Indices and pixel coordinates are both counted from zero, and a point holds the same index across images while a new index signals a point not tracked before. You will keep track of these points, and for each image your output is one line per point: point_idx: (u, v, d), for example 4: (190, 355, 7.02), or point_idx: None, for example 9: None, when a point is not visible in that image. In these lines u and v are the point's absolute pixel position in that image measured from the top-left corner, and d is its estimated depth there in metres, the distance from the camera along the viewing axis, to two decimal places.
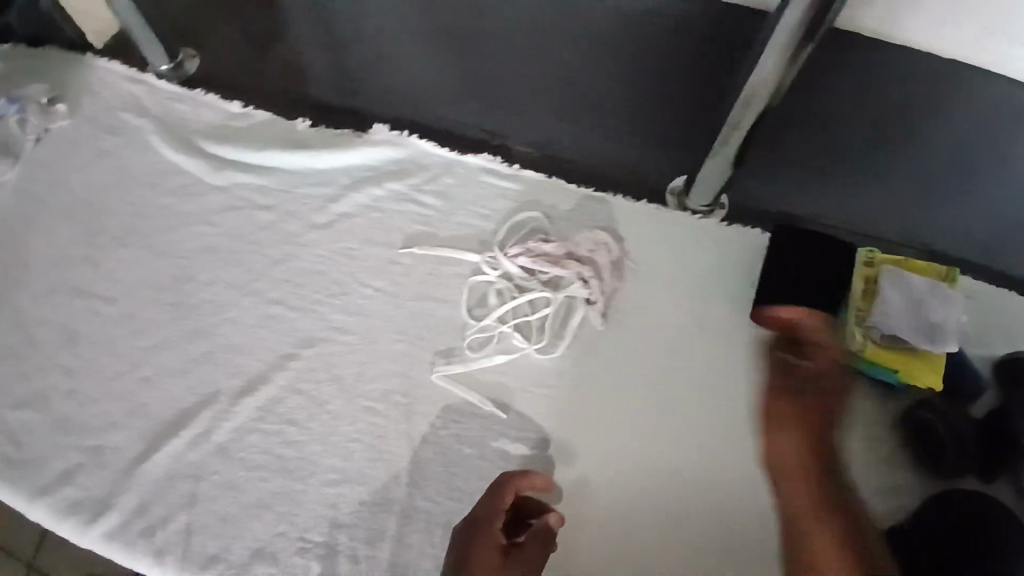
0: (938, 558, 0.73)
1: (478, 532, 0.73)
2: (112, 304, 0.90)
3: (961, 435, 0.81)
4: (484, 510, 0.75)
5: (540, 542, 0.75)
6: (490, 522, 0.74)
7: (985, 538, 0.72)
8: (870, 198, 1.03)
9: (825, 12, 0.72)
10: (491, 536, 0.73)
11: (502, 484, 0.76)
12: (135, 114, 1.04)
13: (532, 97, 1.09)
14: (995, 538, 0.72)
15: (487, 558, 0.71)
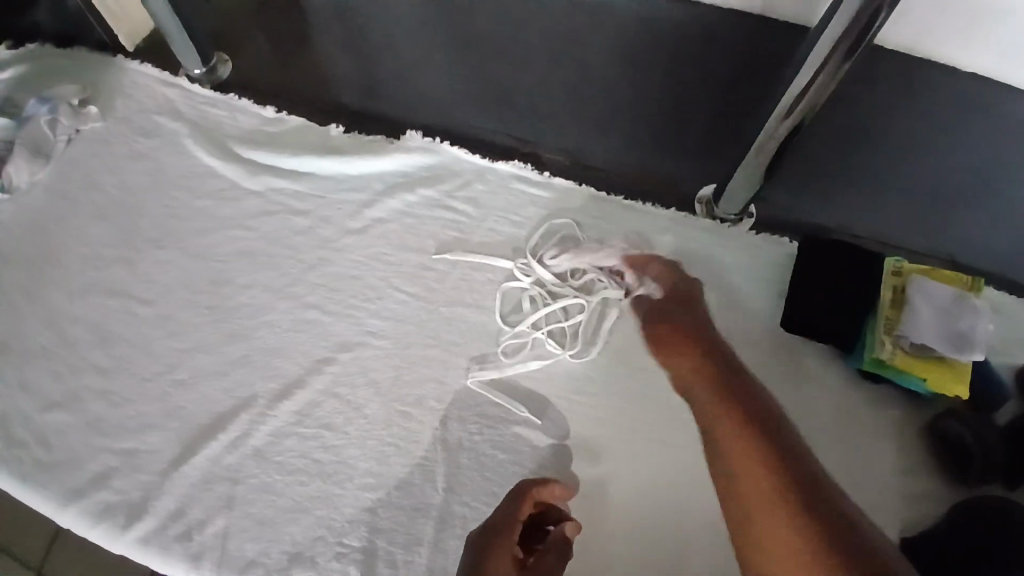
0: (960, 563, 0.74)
1: (495, 540, 0.73)
2: (147, 305, 0.93)
3: (983, 443, 0.82)
4: (503, 519, 0.75)
5: (558, 552, 0.75)
6: (508, 531, 0.74)
7: (1008, 546, 0.72)
8: (900, 208, 1.03)
9: (869, 29, 0.71)
10: (508, 546, 0.73)
11: (524, 492, 0.76)
12: (169, 118, 1.06)
13: (564, 102, 1.09)
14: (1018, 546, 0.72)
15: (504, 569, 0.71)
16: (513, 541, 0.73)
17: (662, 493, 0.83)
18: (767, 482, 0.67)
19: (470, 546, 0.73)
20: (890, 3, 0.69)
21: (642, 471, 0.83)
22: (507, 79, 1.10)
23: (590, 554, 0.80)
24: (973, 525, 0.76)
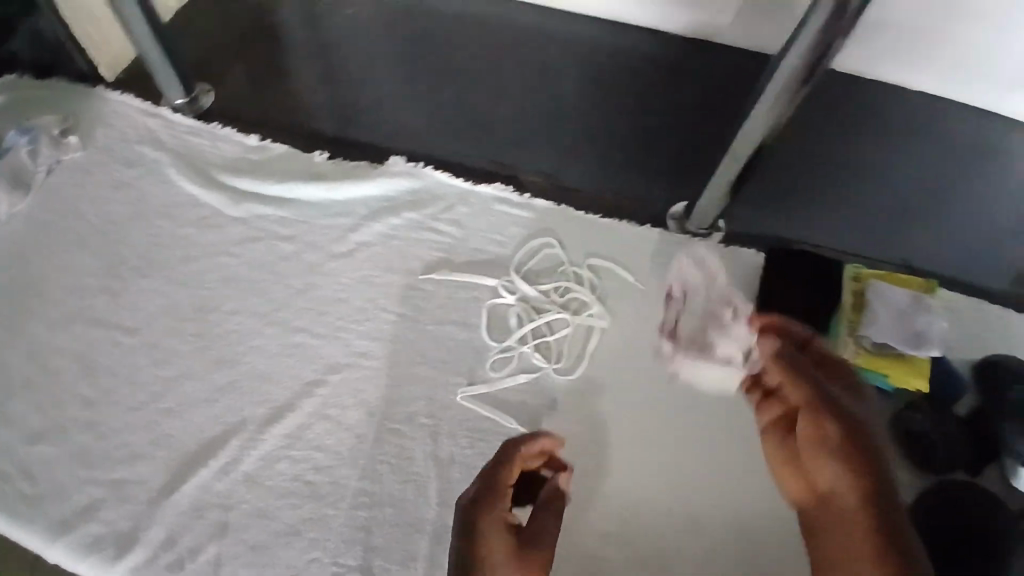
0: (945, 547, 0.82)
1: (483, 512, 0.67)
2: (132, 334, 0.93)
3: (951, 436, 0.89)
4: (486, 489, 0.69)
5: (552, 512, 0.70)
6: (494, 500, 0.68)
7: (992, 533, 0.81)
8: (858, 219, 1.10)
9: (826, 54, 0.78)
10: (497, 514, 0.67)
11: (508, 453, 0.72)
12: (151, 147, 1.08)
13: (540, 129, 1.15)
14: (1000, 534, 0.81)
15: (500, 540, 0.66)
16: (501, 508, 0.68)
17: (647, 492, 0.87)
18: (870, 531, 0.67)
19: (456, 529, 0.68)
20: (842, 31, 0.75)
21: (627, 471, 0.88)
22: (485, 109, 1.17)
23: (584, 558, 0.83)
24: (953, 514, 0.83)
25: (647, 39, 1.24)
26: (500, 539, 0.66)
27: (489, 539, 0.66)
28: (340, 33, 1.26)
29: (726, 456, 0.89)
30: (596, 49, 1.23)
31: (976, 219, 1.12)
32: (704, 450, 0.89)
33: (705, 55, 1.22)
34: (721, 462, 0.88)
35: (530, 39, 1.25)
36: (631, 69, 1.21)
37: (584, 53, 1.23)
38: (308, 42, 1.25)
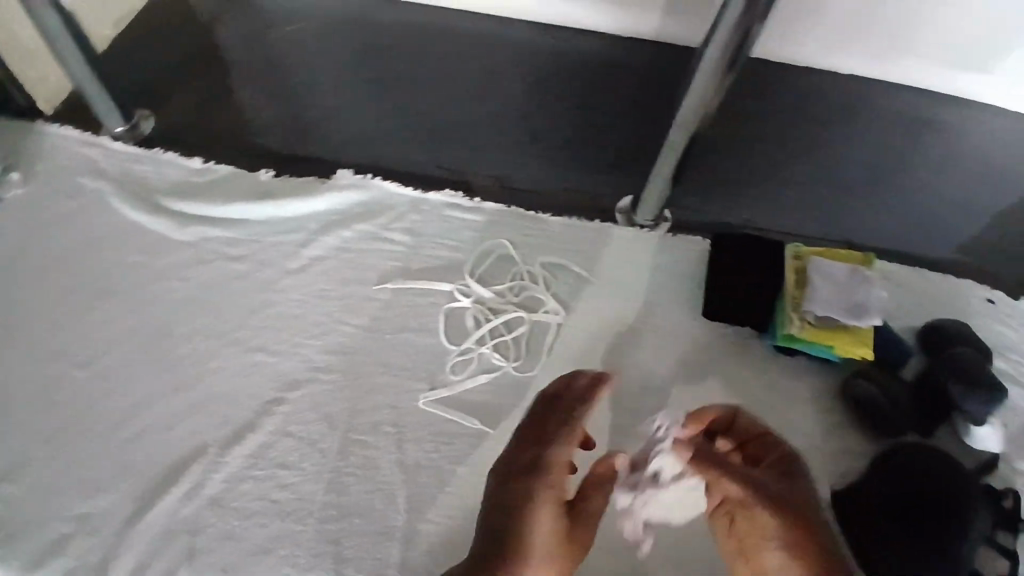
0: (915, 503, 0.84)
1: (536, 483, 0.70)
2: (86, 366, 0.91)
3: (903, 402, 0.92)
4: (542, 459, 0.71)
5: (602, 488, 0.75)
6: (551, 472, 0.71)
7: (956, 484, 0.84)
8: (792, 202, 1.17)
9: (746, 40, 0.81)
10: (553, 486, 0.70)
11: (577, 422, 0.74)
12: (94, 178, 1.06)
13: (487, 133, 1.17)
14: (964, 484, 0.85)
15: (556, 515, 0.70)
16: (557, 483, 0.71)
17: None
18: None
19: (507, 494, 0.70)
20: (759, 16, 0.78)
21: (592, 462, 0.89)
22: (431, 117, 1.18)
23: None
24: (907, 478, 0.85)
25: (583, 42, 1.29)
26: (549, 512, 0.69)
27: (540, 513, 0.69)
28: (283, 52, 1.26)
29: None
30: (537, 53, 1.27)
31: (895, 197, 1.21)
32: None
33: (641, 54, 1.28)
34: None
35: (472, 47, 1.28)
36: (570, 72, 1.25)
37: (525, 57, 1.27)
38: (250, 62, 1.25)
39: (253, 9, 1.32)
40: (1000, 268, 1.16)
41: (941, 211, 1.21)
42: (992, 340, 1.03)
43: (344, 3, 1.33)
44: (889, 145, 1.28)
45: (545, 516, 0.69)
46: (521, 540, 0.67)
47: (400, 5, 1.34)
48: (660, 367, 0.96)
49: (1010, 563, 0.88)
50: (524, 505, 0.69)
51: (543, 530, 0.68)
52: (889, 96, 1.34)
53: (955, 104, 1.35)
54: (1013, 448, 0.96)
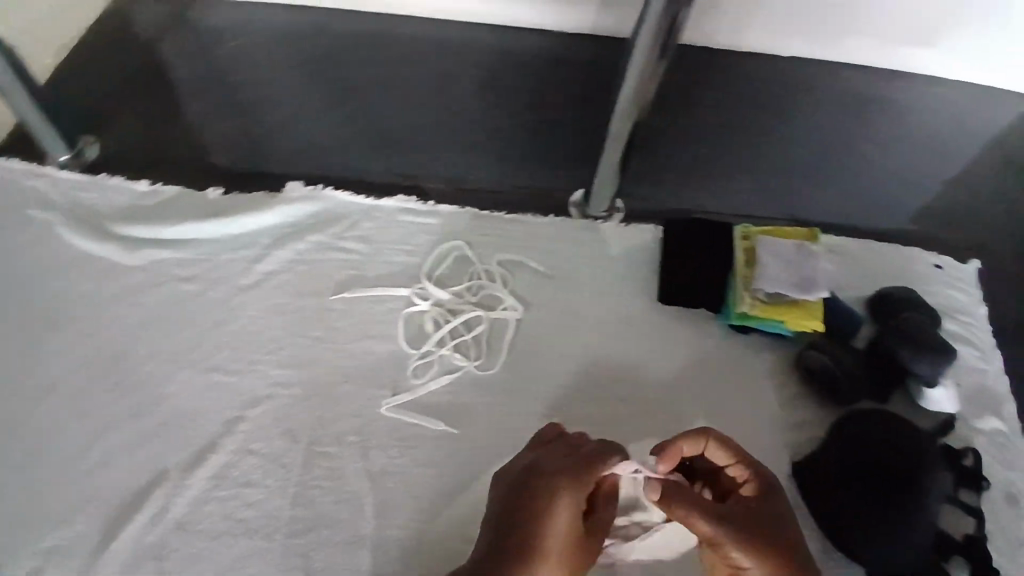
0: (867, 468, 0.86)
1: (562, 497, 0.71)
2: (43, 398, 0.89)
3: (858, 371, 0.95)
4: (574, 476, 0.72)
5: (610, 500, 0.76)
6: (580, 488, 0.72)
7: (904, 446, 0.87)
8: (741, 185, 1.20)
9: (676, 26, 0.83)
10: (577, 500, 0.71)
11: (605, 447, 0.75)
12: (40, 209, 1.03)
13: (437, 137, 1.18)
14: (912, 445, 0.87)
15: (572, 524, 0.71)
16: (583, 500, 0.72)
17: None
18: None
19: (519, 501, 0.72)
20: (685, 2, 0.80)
21: None
22: (381, 125, 1.18)
23: None
24: (869, 447, 0.87)
25: (527, 43, 1.31)
26: (568, 523, 0.71)
27: (560, 524, 0.70)
28: (228, 68, 1.25)
29: (649, 423, 0.92)
30: (483, 57, 1.29)
31: (840, 173, 1.25)
32: (636, 425, 0.92)
33: (584, 52, 1.31)
34: (645, 428, 0.92)
35: (418, 54, 1.29)
36: (516, 73, 1.27)
37: (471, 61, 1.28)
38: (195, 80, 1.23)
39: (195, 27, 1.31)
40: (942, 235, 1.20)
41: (885, 183, 1.25)
42: (939, 304, 1.07)
43: (287, 16, 1.33)
44: (833, 122, 1.31)
45: (564, 525, 0.70)
46: (530, 542, 0.69)
47: (345, 15, 1.34)
48: (620, 355, 0.97)
49: (974, 520, 0.90)
50: (544, 512, 0.70)
51: (558, 539, 0.70)
52: (828, 74, 1.37)
53: (892, 77, 1.39)
54: (968, 408, 0.99)
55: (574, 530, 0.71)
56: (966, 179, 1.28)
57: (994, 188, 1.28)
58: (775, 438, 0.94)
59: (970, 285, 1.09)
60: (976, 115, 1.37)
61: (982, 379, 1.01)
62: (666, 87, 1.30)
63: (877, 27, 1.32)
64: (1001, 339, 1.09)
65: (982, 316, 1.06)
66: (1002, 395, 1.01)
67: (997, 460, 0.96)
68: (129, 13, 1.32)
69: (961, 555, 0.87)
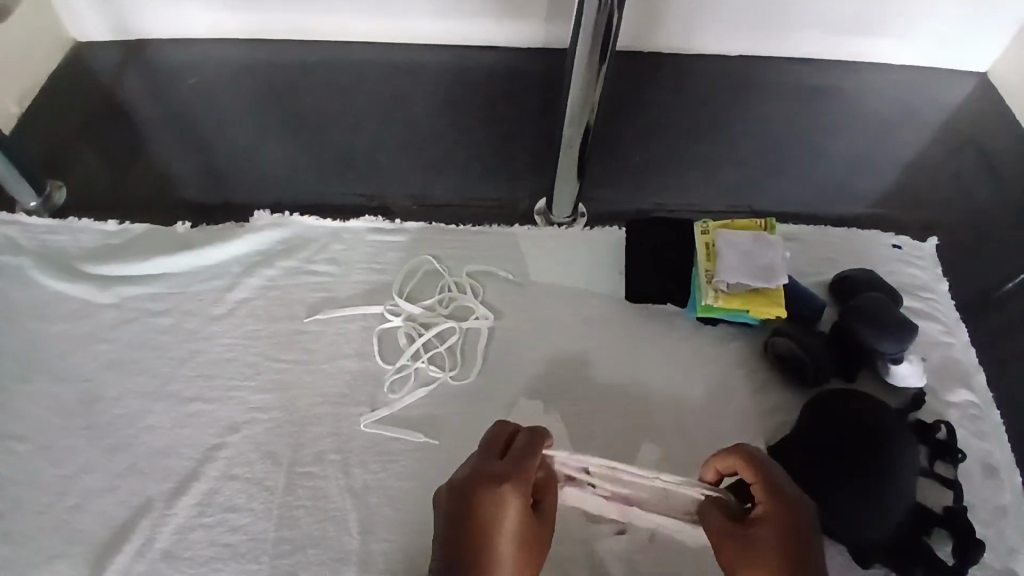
0: (836, 444, 0.86)
1: (507, 493, 0.70)
2: (23, 441, 0.90)
3: (823, 352, 0.95)
4: (510, 467, 0.73)
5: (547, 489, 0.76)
6: (520, 477, 0.72)
7: (870, 419, 0.87)
8: (699, 181, 1.24)
9: (610, 30, 0.87)
10: (522, 491, 0.71)
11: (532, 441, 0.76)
12: (10, 254, 1.04)
13: (400, 157, 1.21)
14: (877, 417, 0.87)
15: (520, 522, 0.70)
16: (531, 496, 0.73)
17: None
18: None
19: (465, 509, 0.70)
20: (616, 6, 0.85)
21: None
22: (345, 149, 1.21)
23: None
24: (843, 424, 0.87)
25: (482, 61, 1.36)
26: (519, 517, 0.70)
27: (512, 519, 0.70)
28: (190, 103, 1.28)
29: (624, 418, 0.95)
30: (439, 77, 1.33)
31: (794, 163, 1.29)
32: (610, 422, 0.94)
33: (538, 67, 1.35)
34: (619, 424, 0.94)
35: (377, 77, 1.32)
36: (474, 90, 1.31)
37: (429, 81, 1.32)
38: (159, 118, 1.26)
39: (156, 66, 1.33)
40: (897, 215, 1.24)
41: (839, 170, 1.29)
42: (899, 282, 1.10)
43: (245, 50, 1.36)
44: (785, 115, 1.35)
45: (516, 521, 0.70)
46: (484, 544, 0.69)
47: (303, 45, 1.37)
48: (591, 355, 0.99)
49: (953, 492, 0.90)
50: (487, 509, 0.70)
51: (513, 537, 0.69)
52: (776, 69, 1.42)
53: (838, 67, 1.44)
54: (939, 382, 1.01)
55: (524, 521, 0.71)
56: (918, 159, 1.32)
57: (945, 165, 1.32)
58: (751, 424, 0.96)
59: (931, 261, 1.13)
60: (922, 96, 1.42)
61: (948, 352, 1.04)
62: (620, 94, 1.34)
63: (816, 20, 1.38)
64: (963, 312, 1.12)
65: (944, 291, 1.10)
66: (969, 366, 1.03)
67: (971, 430, 0.97)
68: (89, 57, 1.34)
69: (942, 527, 0.87)
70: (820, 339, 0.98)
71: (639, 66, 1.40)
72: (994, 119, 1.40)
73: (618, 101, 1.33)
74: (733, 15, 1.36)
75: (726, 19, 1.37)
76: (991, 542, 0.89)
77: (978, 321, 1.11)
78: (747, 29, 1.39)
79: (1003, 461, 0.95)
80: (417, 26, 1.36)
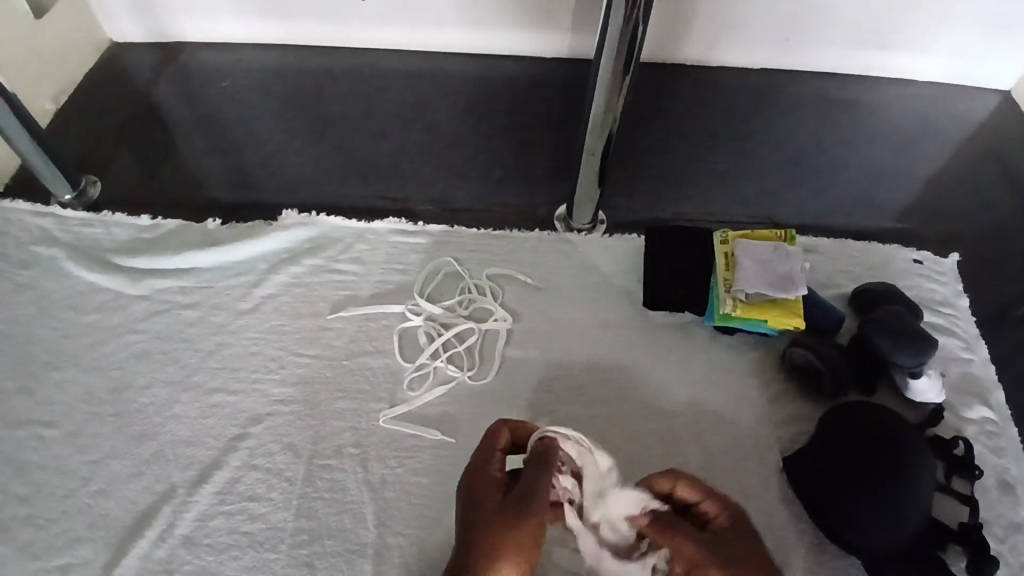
0: (842, 447, 0.85)
1: (483, 486, 0.76)
2: (54, 427, 0.92)
3: (840, 363, 0.95)
4: (480, 458, 0.79)
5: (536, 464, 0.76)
6: (486, 469, 0.78)
7: (869, 415, 0.86)
8: (718, 191, 1.25)
9: (634, 44, 0.89)
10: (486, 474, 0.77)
11: (496, 429, 0.80)
12: (46, 245, 1.08)
13: (423, 161, 1.24)
14: (875, 413, 0.86)
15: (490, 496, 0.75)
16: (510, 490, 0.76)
17: None
18: None
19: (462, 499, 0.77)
20: (641, 18, 0.87)
21: None
22: (368, 152, 1.24)
23: None
24: (860, 440, 0.84)
25: (504, 69, 1.38)
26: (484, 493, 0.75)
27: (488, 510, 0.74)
28: (221, 106, 1.32)
29: (638, 422, 0.95)
30: (463, 85, 1.36)
31: (814, 175, 1.29)
32: (626, 428, 0.95)
33: (560, 77, 1.38)
34: (633, 428, 0.95)
35: (402, 83, 1.36)
36: (496, 97, 1.34)
37: (452, 89, 1.35)
38: (190, 119, 1.30)
39: (189, 68, 1.38)
40: (918, 230, 1.24)
41: (859, 183, 1.29)
42: (919, 296, 1.10)
43: (275, 55, 1.40)
44: (805, 128, 1.36)
45: (484, 511, 0.73)
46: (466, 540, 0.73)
47: (331, 51, 1.41)
48: (607, 359, 1.00)
49: (968, 507, 0.90)
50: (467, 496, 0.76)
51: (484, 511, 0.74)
52: (797, 82, 1.43)
53: (859, 82, 1.45)
54: (957, 397, 1.00)
55: (499, 502, 0.74)
56: (938, 174, 1.32)
57: (966, 181, 1.31)
58: (767, 433, 0.96)
59: (951, 276, 1.13)
60: (943, 111, 1.42)
61: (967, 367, 1.03)
62: (640, 104, 1.36)
63: (837, 35, 1.39)
64: (983, 327, 1.11)
65: (964, 307, 1.09)
66: (988, 382, 1.02)
67: (989, 446, 0.96)
68: (126, 59, 1.39)
69: (958, 543, 0.86)
70: (838, 350, 0.98)
71: (661, 76, 1.42)
72: (1017, 136, 1.39)
73: (639, 111, 1.35)
74: (755, 27, 1.37)
75: (747, 32, 1.39)
76: (1006, 559, 0.88)
77: (998, 337, 1.11)
78: (768, 42, 1.40)
79: (1021, 479, 0.94)
80: (443, 36, 1.39)
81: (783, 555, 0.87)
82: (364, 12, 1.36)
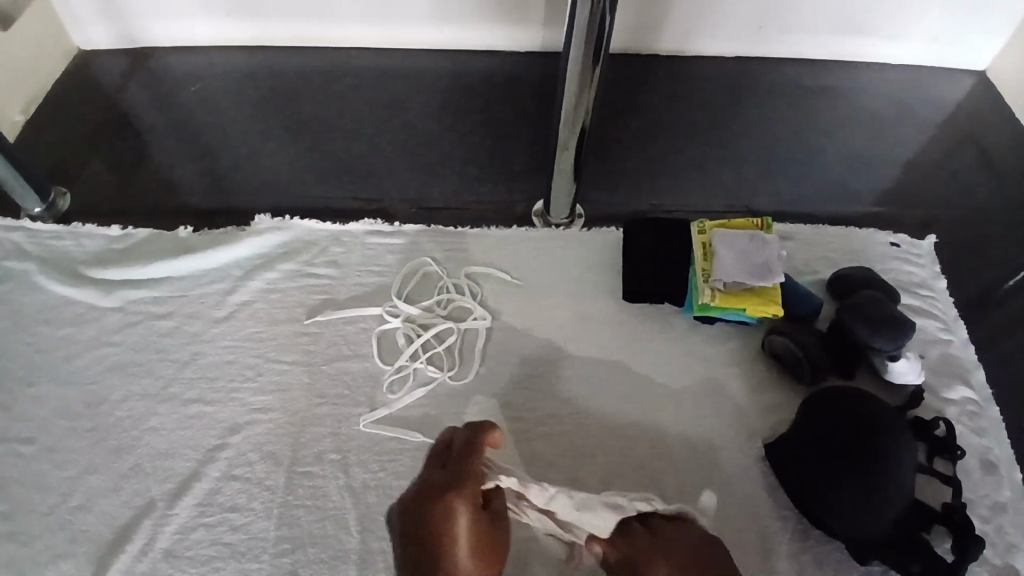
0: (821, 432, 0.85)
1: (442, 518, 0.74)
2: (31, 443, 0.91)
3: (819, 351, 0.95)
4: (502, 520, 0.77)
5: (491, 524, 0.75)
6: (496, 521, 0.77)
7: (848, 400, 0.86)
8: (696, 181, 1.24)
9: (602, 35, 0.88)
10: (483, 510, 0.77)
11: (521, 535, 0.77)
12: (16, 259, 1.06)
13: (399, 160, 1.22)
14: (854, 399, 0.86)
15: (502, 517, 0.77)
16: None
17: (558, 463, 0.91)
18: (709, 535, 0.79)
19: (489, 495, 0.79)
20: (608, 7, 0.86)
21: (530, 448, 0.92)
22: (343, 152, 1.23)
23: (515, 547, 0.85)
24: (840, 426, 0.84)
25: (479, 65, 1.37)
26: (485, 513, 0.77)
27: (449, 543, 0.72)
28: (194, 110, 1.30)
29: (618, 413, 0.95)
30: (437, 82, 1.34)
31: (791, 161, 1.29)
32: (605, 420, 0.95)
33: (535, 71, 1.37)
34: (612, 418, 0.95)
35: (377, 82, 1.34)
36: (472, 93, 1.33)
37: (427, 87, 1.34)
38: (162, 125, 1.28)
39: (160, 73, 1.36)
40: (896, 213, 1.24)
41: (836, 168, 1.29)
42: (897, 280, 1.10)
43: (246, 56, 1.38)
44: (781, 114, 1.36)
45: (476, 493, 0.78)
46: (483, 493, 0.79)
47: (304, 51, 1.39)
48: (586, 352, 1.00)
49: (951, 488, 0.90)
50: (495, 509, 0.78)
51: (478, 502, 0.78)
52: (773, 69, 1.43)
53: (833, 66, 1.45)
54: (937, 379, 1.01)
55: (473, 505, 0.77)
56: (916, 157, 1.32)
57: (943, 163, 1.32)
58: (750, 422, 0.96)
59: (929, 259, 1.13)
60: (919, 93, 1.42)
61: (946, 349, 1.04)
62: (617, 96, 1.36)
63: (809, 20, 1.39)
64: (963, 309, 1.12)
65: (942, 288, 1.10)
66: (967, 363, 1.03)
67: (970, 427, 0.97)
68: (94, 65, 1.37)
69: (941, 524, 0.86)
70: (817, 336, 0.98)
71: (637, 67, 1.41)
72: (992, 117, 1.40)
73: (615, 103, 1.34)
74: (729, 14, 1.37)
75: (721, 20, 1.38)
76: (991, 539, 0.89)
77: (977, 318, 1.11)
78: (743, 29, 1.40)
79: (1002, 458, 0.95)
80: (417, 33, 1.38)
81: (768, 543, 0.88)
82: (336, 11, 1.34)
